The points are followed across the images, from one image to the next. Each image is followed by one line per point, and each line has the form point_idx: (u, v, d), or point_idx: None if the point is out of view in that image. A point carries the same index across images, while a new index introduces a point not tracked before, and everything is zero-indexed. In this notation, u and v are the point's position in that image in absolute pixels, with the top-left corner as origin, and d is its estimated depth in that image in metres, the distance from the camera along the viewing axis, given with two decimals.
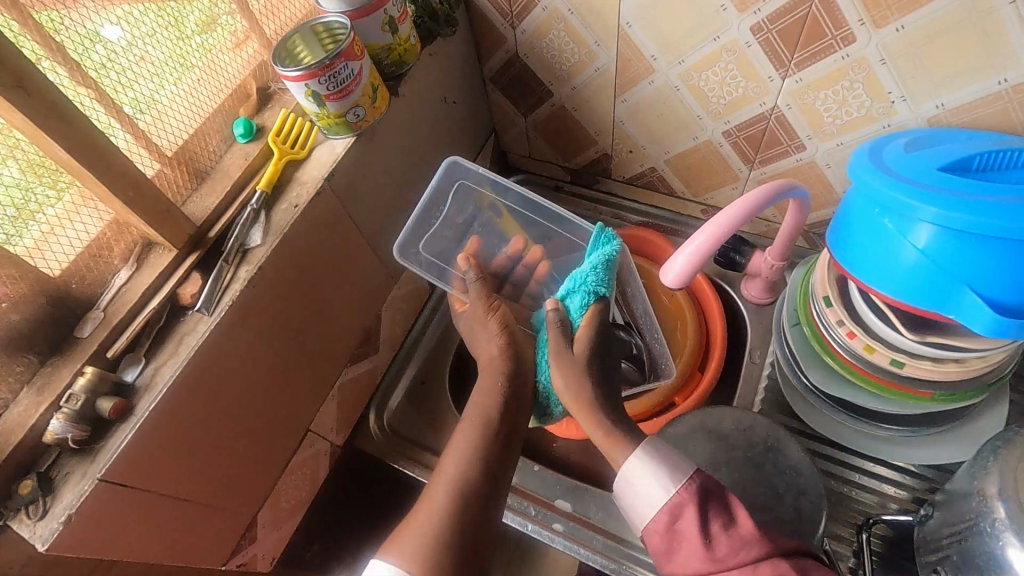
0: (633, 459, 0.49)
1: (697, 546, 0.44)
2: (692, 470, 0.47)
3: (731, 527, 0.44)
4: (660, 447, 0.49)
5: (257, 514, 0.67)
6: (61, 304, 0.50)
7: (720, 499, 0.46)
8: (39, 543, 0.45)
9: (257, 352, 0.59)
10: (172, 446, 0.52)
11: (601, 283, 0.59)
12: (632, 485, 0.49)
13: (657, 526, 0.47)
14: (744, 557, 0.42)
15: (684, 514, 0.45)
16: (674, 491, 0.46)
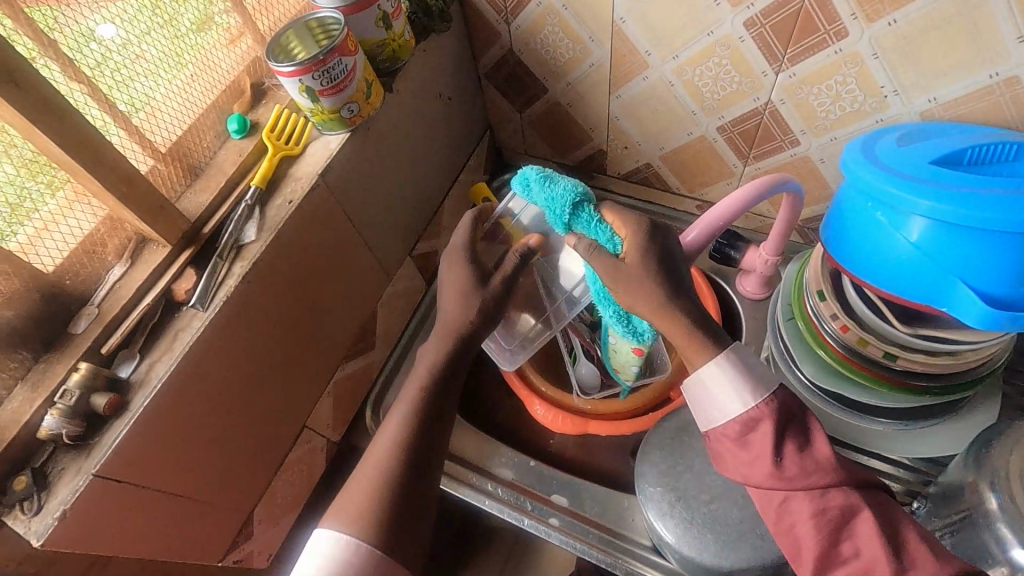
0: (716, 365, 0.47)
1: (768, 463, 0.44)
2: (777, 387, 0.47)
3: (804, 452, 0.45)
4: (746, 358, 0.48)
5: (253, 510, 0.67)
6: (55, 300, 0.50)
7: (797, 419, 0.47)
8: (33, 539, 0.45)
9: (254, 347, 0.59)
10: (167, 442, 0.52)
11: (568, 194, 0.52)
12: (711, 388, 0.47)
13: (727, 432, 0.47)
14: (816, 482, 0.43)
15: (761, 429, 0.45)
16: (754, 401, 0.46)
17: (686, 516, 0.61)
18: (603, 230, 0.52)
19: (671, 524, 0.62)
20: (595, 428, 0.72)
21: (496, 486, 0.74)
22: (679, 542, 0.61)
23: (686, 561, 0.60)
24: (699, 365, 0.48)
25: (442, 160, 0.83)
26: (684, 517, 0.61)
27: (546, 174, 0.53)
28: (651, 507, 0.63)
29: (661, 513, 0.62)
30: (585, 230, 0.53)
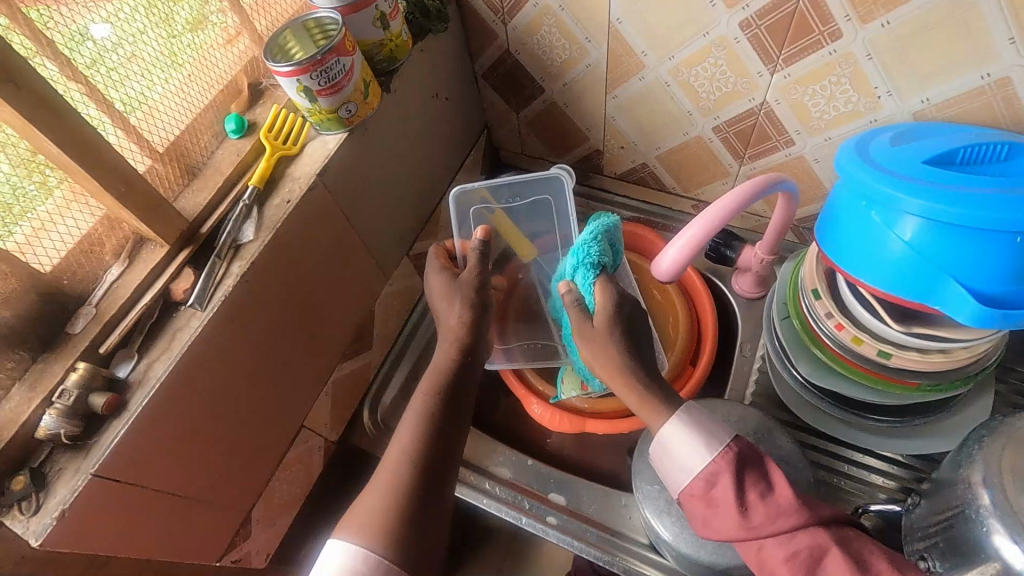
0: (670, 425, 0.49)
1: (731, 513, 0.44)
2: (735, 440, 0.47)
3: (766, 496, 0.45)
4: (698, 415, 0.49)
5: (251, 510, 0.67)
6: (53, 300, 0.50)
7: (758, 467, 0.47)
8: (32, 538, 0.45)
9: (252, 347, 0.59)
10: (165, 442, 0.52)
11: (602, 253, 0.58)
12: (670, 449, 0.48)
13: (693, 491, 0.47)
14: (780, 526, 0.43)
15: (721, 482, 0.45)
16: (710, 457, 0.46)
17: (683, 513, 0.62)
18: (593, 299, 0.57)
19: (668, 521, 0.62)
20: (592, 426, 0.72)
21: (494, 485, 0.74)
22: (676, 539, 0.61)
23: (684, 558, 0.61)
24: (657, 427, 0.50)
25: (439, 160, 0.83)
26: (681, 514, 0.62)
27: (606, 233, 0.59)
28: (648, 506, 0.64)
29: (658, 511, 0.63)
30: (581, 286, 0.58)
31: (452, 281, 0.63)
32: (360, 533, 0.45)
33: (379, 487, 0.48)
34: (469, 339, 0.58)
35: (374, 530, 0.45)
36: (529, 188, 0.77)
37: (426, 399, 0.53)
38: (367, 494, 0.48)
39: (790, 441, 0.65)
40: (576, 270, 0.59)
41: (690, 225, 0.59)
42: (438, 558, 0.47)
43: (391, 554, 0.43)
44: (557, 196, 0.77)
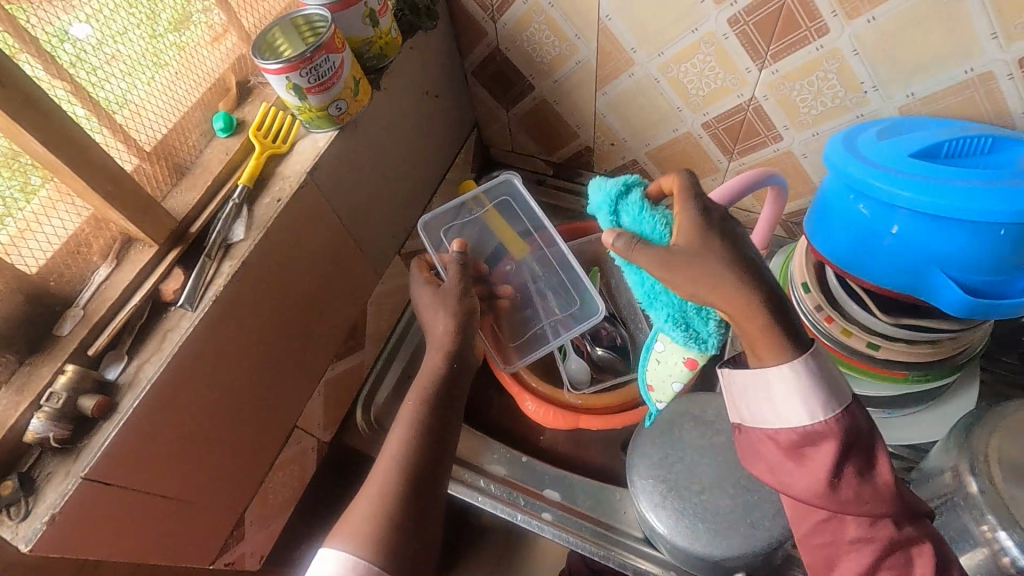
0: (789, 368, 0.45)
1: (822, 483, 0.43)
2: (846, 403, 0.45)
3: (863, 475, 0.44)
4: (826, 373, 0.45)
5: (245, 511, 0.66)
6: (39, 302, 0.49)
7: (865, 442, 0.45)
8: (22, 544, 0.44)
9: (243, 348, 0.58)
10: (157, 444, 0.52)
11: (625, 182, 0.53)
12: (776, 390, 0.45)
13: (778, 437, 0.46)
14: (867, 509, 0.43)
15: (822, 447, 0.44)
16: (820, 418, 0.44)
17: (678, 506, 0.62)
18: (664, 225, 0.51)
19: (663, 514, 0.62)
20: (586, 422, 0.73)
21: (489, 483, 0.74)
22: (671, 532, 0.61)
23: (679, 551, 0.61)
24: (769, 363, 0.45)
25: (431, 158, 0.83)
26: (676, 507, 0.62)
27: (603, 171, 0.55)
28: (643, 499, 0.64)
29: (654, 504, 0.63)
30: (633, 222, 0.52)
31: (438, 291, 0.65)
32: (354, 537, 0.46)
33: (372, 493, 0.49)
34: (461, 348, 0.60)
35: (367, 535, 0.46)
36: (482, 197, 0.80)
37: (413, 406, 0.55)
38: (361, 499, 0.49)
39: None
40: (617, 215, 0.53)
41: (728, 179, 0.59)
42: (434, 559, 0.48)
43: (383, 558, 0.45)
44: (516, 196, 0.80)
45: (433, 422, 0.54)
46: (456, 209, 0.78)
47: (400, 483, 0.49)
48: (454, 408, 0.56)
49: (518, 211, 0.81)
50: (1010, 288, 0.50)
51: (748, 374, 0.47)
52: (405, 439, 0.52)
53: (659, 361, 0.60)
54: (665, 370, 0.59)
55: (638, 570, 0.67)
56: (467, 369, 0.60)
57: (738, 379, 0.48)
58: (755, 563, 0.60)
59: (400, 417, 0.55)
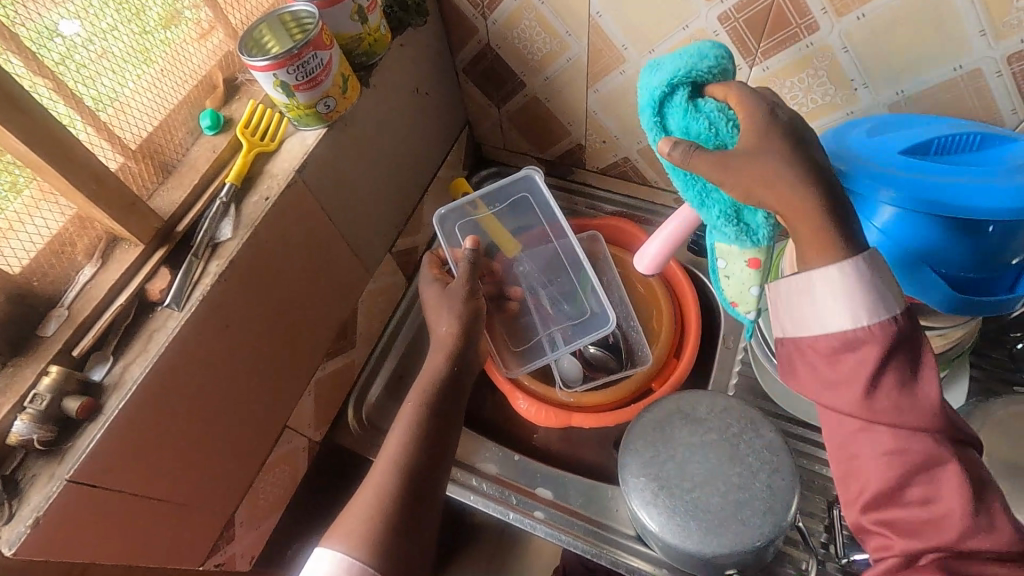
0: (836, 270, 0.43)
1: (857, 391, 0.43)
2: (896, 311, 0.43)
3: (904, 387, 0.42)
4: (874, 275, 0.43)
5: (235, 511, 0.66)
6: (23, 303, 0.49)
7: (912, 351, 0.43)
8: (5, 548, 0.43)
9: (231, 348, 0.58)
10: (144, 445, 0.51)
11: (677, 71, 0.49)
12: (819, 294, 0.44)
13: (818, 345, 0.45)
14: (903, 420, 0.42)
15: (862, 350, 0.42)
16: (863, 321, 0.42)
17: (670, 504, 0.62)
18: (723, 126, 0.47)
19: (654, 511, 0.62)
20: (578, 420, 0.73)
21: (481, 482, 0.74)
22: (664, 531, 0.61)
23: (670, 548, 0.61)
24: (814, 265, 0.44)
25: (422, 156, 0.83)
26: (667, 505, 0.62)
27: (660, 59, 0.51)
28: (634, 497, 0.64)
29: (645, 502, 0.63)
30: (679, 125, 0.49)
31: (444, 290, 0.65)
32: (349, 539, 0.47)
33: (367, 498, 0.50)
34: (459, 351, 0.60)
35: (363, 537, 0.47)
36: (505, 192, 0.80)
37: (413, 408, 0.55)
38: (358, 501, 0.50)
39: (772, 430, 0.65)
40: (663, 117, 0.50)
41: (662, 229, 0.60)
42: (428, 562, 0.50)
43: (377, 560, 0.46)
44: (538, 198, 0.81)
45: (424, 423, 0.54)
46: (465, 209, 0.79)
47: (393, 484, 0.50)
48: (450, 410, 0.57)
49: (525, 207, 0.82)
50: (997, 285, 0.51)
51: (792, 278, 0.45)
52: (399, 443, 0.52)
53: (728, 276, 0.57)
54: (733, 282, 0.57)
55: (630, 568, 0.67)
56: (471, 374, 0.61)
57: (782, 287, 0.47)
58: (745, 560, 0.60)
59: (399, 420, 0.55)
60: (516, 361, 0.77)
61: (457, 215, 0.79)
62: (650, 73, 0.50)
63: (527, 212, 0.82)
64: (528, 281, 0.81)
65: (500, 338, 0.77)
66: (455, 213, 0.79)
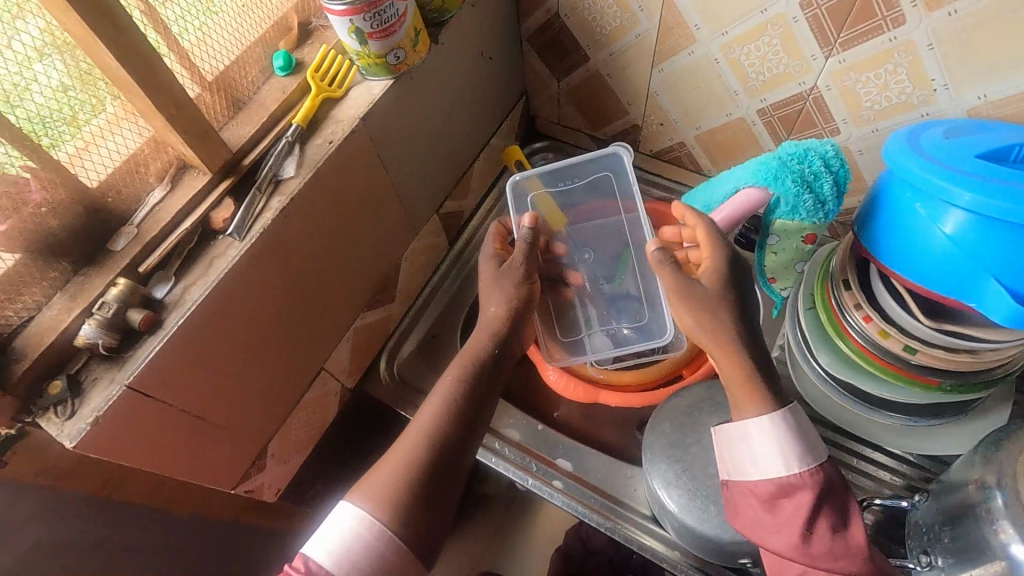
0: (767, 422, 0.53)
1: (793, 534, 0.49)
2: (818, 462, 0.52)
3: (837, 533, 0.49)
4: (797, 426, 0.53)
5: (268, 443, 0.68)
6: (97, 216, 0.51)
7: (836, 500, 0.51)
8: (66, 440, 0.46)
9: (282, 284, 0.60)
10: (194, 363, 0.53)
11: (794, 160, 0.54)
12: (757, 443, 0.53)
13: (760, 492, 0.52)
14: (840, 565, 0.48)
15: (796, 497, 0.51)
16: (793, 470, 0.51)
17: (691, 487, 0.62)
18: (834, 158, 0.54)
19: (674, 493, 0.63)
20: (606, 398, 0.73)
21: (503, 446, 0.75)
22: (682, 511, 0.62)
23: (686, 529, 0.62)
24: (749, 414, 0.53)
25: (478, 121, 0.83)
26: (689, 487, 0.62)
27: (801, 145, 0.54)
28: (656, 477, 0.64)
29: (666, 482, 0.63)
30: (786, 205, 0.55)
31: (497, 271, 0.64)
32: (372, 499, 0.50)
33: (391, 462, 0.52)
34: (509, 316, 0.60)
35: (385, 497, 0.50)
36: (584, 169, 0.81)
37: (450, 381, 0.56)
38: (382, 466, 0.52)
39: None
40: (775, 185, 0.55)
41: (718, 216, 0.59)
42: (447, 527, 0.52)
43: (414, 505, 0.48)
44: (620, 181, 0.81)
45: (457, 397, 0.55)
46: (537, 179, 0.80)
47: (419, 452, 0.52)
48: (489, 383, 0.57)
49: (602, 186, 0.82)
50: None
51: (733, 428, 0.55)
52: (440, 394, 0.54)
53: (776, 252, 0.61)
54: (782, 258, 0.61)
55: (642, 546, 0.68)
56: (512, 355, 0.61)
57: (723, 433, 0.56)
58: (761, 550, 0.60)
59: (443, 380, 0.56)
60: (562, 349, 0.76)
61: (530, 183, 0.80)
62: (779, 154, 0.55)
63: (602, 192, 0.82)
64: (592, 271, 0.81)
65: (547, 324, 0.77)
66: (531, 182, 0.80)
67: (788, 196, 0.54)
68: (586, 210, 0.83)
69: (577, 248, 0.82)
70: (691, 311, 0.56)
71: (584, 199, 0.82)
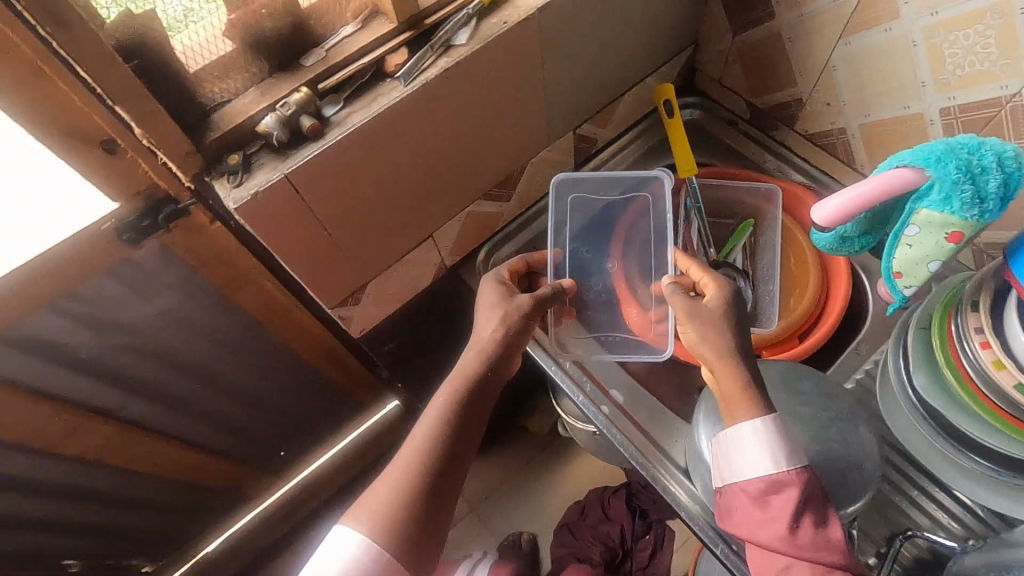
0: (758, 422, 0.56)
1: (781, 526, 0.52)
2: (804, 465, 0.55)
3: (819, 529, 0.52)
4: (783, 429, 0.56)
5: (368, 282, 0.76)
6: (299, 33, 0.59)
7: (819, 502, 0.54)
8: (231, 201, 0.56)
9: (425, 141, 0.66)
10: (336, 180, 0.61)
11: (962, 150, 0.50)
12: (749, 441, 0.56)
13: (751, 489, 0.56)
14: (822, 556, 0.50)
15: (784, 492, 0.54)
16: (782, 468, 0.55)
17: None
18: (1012, 158, 0.48)
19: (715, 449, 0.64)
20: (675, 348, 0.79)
21: (565, 359, 0.79)
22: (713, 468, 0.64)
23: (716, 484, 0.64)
24: (741, 420, 0.57)
25: (641, 54, 0.83)
26: None
27: (979, 139, 0.50)
28: (704, 429, 0.66)
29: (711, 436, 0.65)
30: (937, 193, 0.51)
31: (504, 298, 0.68)
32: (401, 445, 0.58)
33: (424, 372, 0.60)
34: None
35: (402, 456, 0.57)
36: (629, 184, 0.82)
37: (442, 403, 0.60)
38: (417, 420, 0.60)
39: (868, 437, 0.63)
40: (931, 170, 0.51)
41: (852, 189, 0.55)
42: None
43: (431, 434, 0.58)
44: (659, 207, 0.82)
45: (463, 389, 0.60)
46: (584, 182, 0.82)
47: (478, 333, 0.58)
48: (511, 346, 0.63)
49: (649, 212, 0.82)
50: None
51: (725, 428, 0.58)
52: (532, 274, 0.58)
53: (910, 246, 0.55)
54: (912, 255, 0.56)
55: (666, 490, 0.71)
56: None
57: (716, 438, 0.60)
58: None
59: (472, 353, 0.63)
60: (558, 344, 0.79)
61: (577, 184, 0.82)
62: (946, 142, 0.51)
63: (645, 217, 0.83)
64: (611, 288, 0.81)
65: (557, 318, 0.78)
66: (575, 184, 0.82)
67: (943, 184, 0.50)
68: (623, 226, 0.83)
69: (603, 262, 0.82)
70: (697, 326, 0.60)
71: (620, 217, 0.83)
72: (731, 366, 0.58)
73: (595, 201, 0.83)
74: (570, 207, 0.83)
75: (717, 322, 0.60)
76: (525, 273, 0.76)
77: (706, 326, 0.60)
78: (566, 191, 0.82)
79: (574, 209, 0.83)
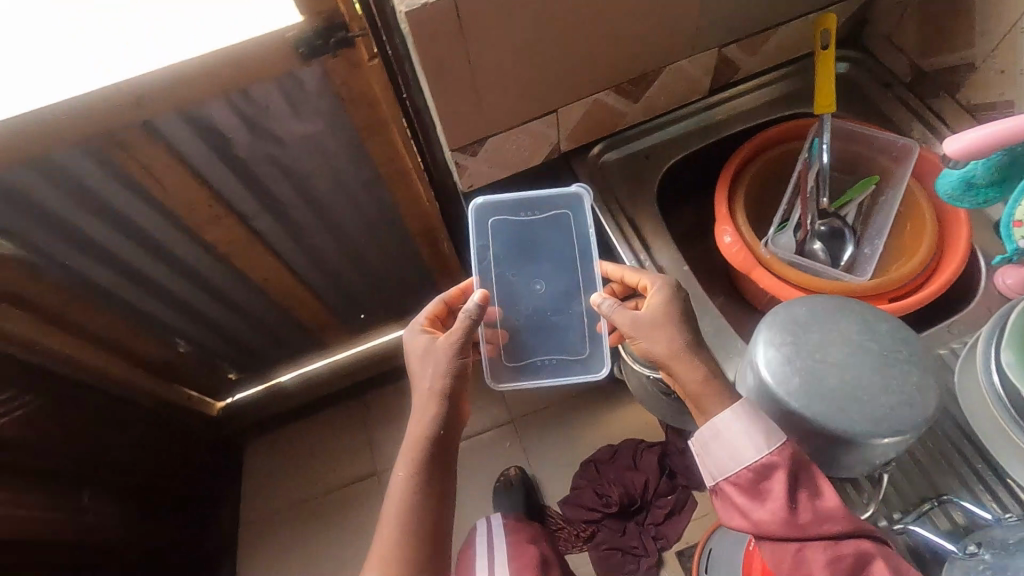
0: (734, 412, 0.62)
1: (785, 512, 0.58)
2: (785, 438, 0.61)
3: (814, 501, 0.59)
4: (754, 410, 0.62)
5: (487, 136, 0.82)
6: None
7: (804, 471, 0.60)
8: (404, 3, 0.62)
9: (581, 7, 0.69)
10: (494, 15, 0.66)
11: None
12: (735, 432, 0.62)
13: (745, 479, 0.61)
14: (826, 528, 0.57)
15: (776, 474, 0.59)
16: (767, 453, 0.60)
17: (791, 354, 0.63)
18: None
19: (769, 352, 0.63)
20: (757, 275, 0.77)
21: (647, 260, 0.83)
22: (762, 372, 0.63)
23: (763, 385, 0.63)
24: (714, 414, 0.64)
25: None
26: (787, 353, 0.63)
27: None
28: (761, 332, 0.65)
29: (769, 341, 0.64)
30: None
31: (427, 342, 0.79)
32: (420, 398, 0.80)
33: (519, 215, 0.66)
34: None
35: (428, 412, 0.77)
36: (547, 205, 0.88)
37: (401, 476, 0.73)
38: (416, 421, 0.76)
39: (934, 411, 0.60)
40: None
41: (995, 125, 0.56)
42: None
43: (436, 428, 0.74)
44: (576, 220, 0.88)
45: None
46: (511, 207, 0.87)
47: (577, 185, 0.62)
48: None
49: (578, 239, 0.88)
50: None
51: (705, 428, 0.64)
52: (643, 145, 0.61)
53: None
54: None
55: None
56: None
57: (696, 438, 0.65)
58: (827, 440, 0.60)
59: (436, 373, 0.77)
60: (497, 372, 0.88)
61: (495, 219, 0.87)
62: None
63: (574, 245, 0.88)
64: (538, 314, 0.88)
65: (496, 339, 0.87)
66: (493, 208, 0.86)
67: None
68: (550, 244, 0.89)
69: (528, 288, 0.88)
70: (649, 331, 0.69)
71: (544, 237, 0.89)
72: (692, 363, 0.66)
73: (523, 225, 0.89)
74: (494, 237, 0.87)
75: (665, 319, 0.69)
76: (445, 309, 0.88)
77: (656, 328, 0.69)
78: (491, 219, 0.88)
79: (498, 242, 0.88)
